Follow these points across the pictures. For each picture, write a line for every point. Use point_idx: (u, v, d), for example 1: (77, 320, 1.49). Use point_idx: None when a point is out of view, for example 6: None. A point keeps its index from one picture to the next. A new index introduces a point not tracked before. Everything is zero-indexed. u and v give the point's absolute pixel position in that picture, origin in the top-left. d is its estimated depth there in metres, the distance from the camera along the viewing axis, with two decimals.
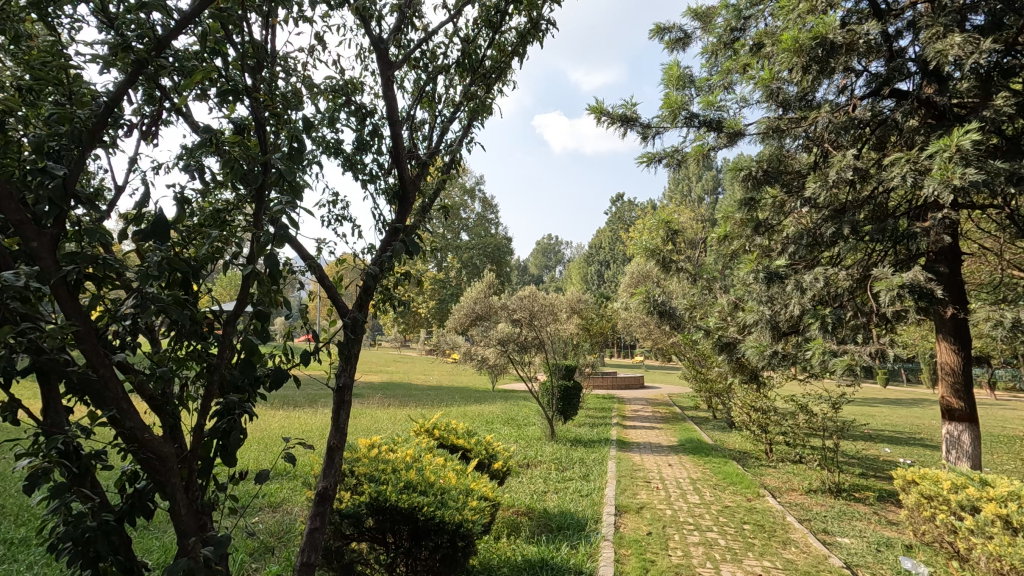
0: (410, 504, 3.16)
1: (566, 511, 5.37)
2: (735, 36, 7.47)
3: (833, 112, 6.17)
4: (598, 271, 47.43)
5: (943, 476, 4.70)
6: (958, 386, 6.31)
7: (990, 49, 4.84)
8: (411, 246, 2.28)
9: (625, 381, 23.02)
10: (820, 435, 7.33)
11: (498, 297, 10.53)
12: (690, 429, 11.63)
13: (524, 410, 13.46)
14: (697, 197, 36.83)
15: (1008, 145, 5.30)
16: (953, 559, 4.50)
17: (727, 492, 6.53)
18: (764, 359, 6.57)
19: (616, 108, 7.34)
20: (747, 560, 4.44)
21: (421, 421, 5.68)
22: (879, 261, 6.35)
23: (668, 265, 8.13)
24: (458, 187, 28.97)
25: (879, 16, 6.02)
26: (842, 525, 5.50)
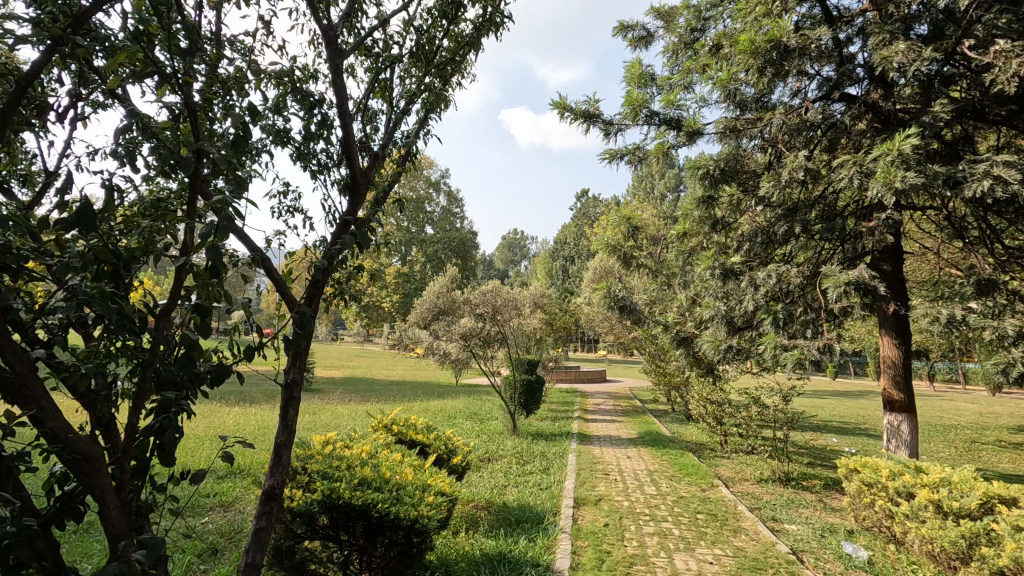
0: (364, 501, 3.11)
1: (525, 505, 5.41)
2: (695, 36, 7.62)
3: (787, 114, 6.39)
4: (562, 266, 47.78)
5: (882, 464, 4.96)
6: (898, 378, 6.62)
7: (929, 57, 5.09)
8: (361, 239, 2.24)
9: (587, 374, 23.33)
10: (771, 426, 7.61)
11: (460, 292, 10.49)
12: (649, 422, 11.90)
13: (487, 405, 13.47)
14: (660, 195, 37.48)
15: (947, 149, 5.58)
16: (890, 543, 4.73)
17: (682, 483, 6.70)
18: (719, 353, 6.78)
19: (579, 104, 7.41)
20: (699, 549, 4.57)
21: (380, 416, 5.60)
22: (827, 259, 6.62)
23: (629, 261, 8.26)
24: (423, 180, 28.71)
25: (830, 22, 6.23)
26: (790, 512, 5.71)
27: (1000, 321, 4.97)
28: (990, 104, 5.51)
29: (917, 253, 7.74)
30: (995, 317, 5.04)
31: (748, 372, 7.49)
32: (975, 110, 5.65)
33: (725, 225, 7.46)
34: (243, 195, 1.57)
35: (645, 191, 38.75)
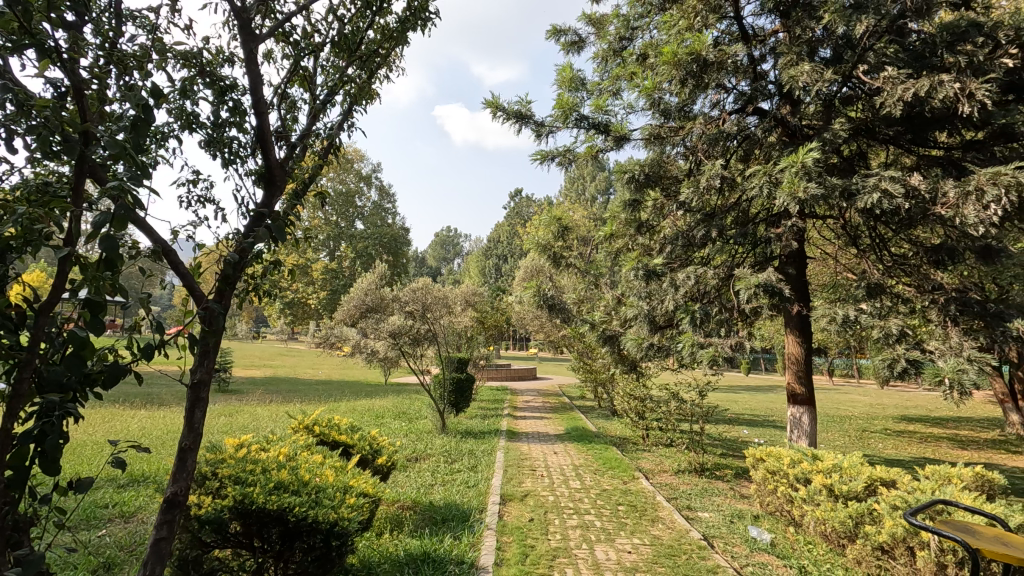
0: (279, 505, 2.99)
1: (451, 503, 5.40)
2: (623, 45, 7.92)
3: (707, 124, 6.76)
4: (495, 265, 47.98)
5: (784, 453, 5.36)
6: (801, 374, 7.16)
7: (829, 79, 5.56)
8: (276, 233, 2.16)
9: (518, 372, 23.55)
10: (688, 420, 8.02)
11: (389, 289, 10.27)
12: (576, 417, 12.21)
13: (416, 404, 13.29)
14: (592, 196, 38.46)
15: (843, 163, 6.11)
16: (790, 525, 5.12)
17: (605, 476, 6.93)
18: (642, 350, 7.10)
19: (511, 104, 7.48)
20: (619, 539, 4.75)
21: (301, 417, 5.40)
22: (740, 263, 7.06)
23: (558, 260, 8.45)
24: (353, 173, 27.94)
25: (746, 40, 6.64)
26: (703, 501, 6.05)
27: (886, 321, 5.51)
28: (880, 124, 6.09)
29: (818, 259, 8.42)
30: (881, 317, 5.58)
31: (668, 368, 7.84)
32: (867, 129, 6.23)
33: (649, 229, 7.77)
34: (144, 180, 1.48)
35: (577, 193, 39.67)
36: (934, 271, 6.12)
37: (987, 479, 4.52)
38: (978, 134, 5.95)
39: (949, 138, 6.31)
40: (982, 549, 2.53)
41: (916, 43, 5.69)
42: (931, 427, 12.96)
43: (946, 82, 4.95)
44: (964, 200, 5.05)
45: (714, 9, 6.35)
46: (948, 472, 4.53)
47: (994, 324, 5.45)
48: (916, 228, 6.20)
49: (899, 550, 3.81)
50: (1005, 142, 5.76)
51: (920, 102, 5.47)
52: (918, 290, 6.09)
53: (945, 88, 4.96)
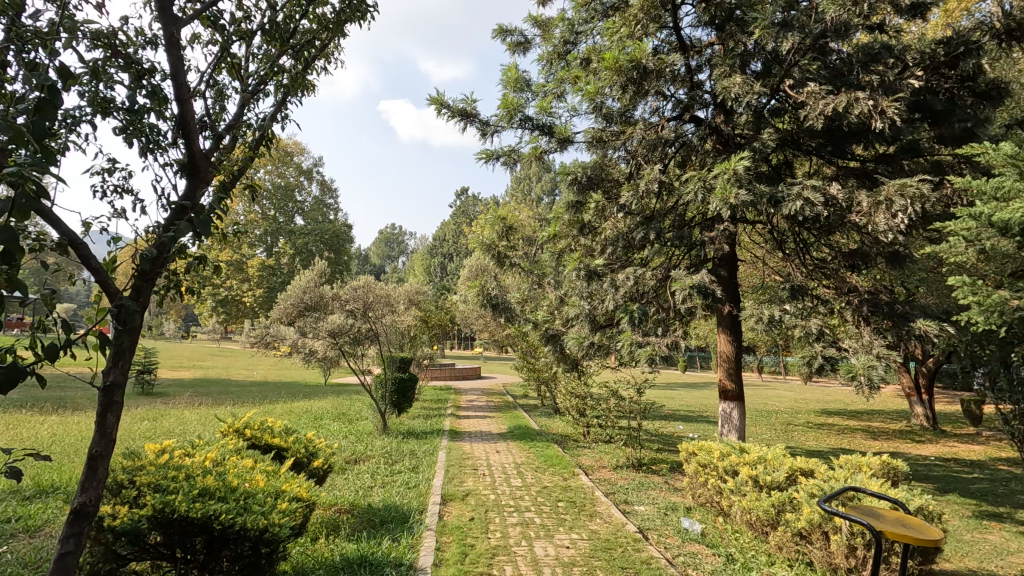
0: (204, 513, 2.85)
1: (391, 505, 5.32)
2: (568, 48, 8.04)
3: (646, 130, 6.97)
4: (440, 263, 47.54)
5: (715, 447, 5.61)
6: (731, 371, 7.51)
7: (759, 91, 5.86)
8: (200, 227, 2.06)
9: (462, 372, 23.46)
10: (627, 416, 8.25)
11: (329, 287, 9.98)
12: (519, 416, 12.32)
13: (356, 405, 12.99)
14: (537, 196, 38.82)
15: (771, 172, 6.46)
16: (719, 515, 5.37)
17: (546, 473, 7.03)
18: (582, 349, 7.24)
19: (456, 102, 7.45)
20: (558, 535, 4.83)
21: (232, 420, 5.16)
22: (676, 265, 7.34)
23: (502, 260, 8.49)
24: (293, 167, 26.95)
25: (684, 50, 6.91)
26: (639, 495, 6.25)
27: (807, 321, 5.88)
28: (804, 136, 6.48)
29: (749, 261, 8.86)
30: (803, 317, 5.95)
31: (608, 367, 8.04)
32: (793, 140, 6.62)
33: (592, 230, 7.94)
34: (49, 169, 1.38)
35: (522, 193, 39.95)
36: (850, 274, 6.57)
37: (892, 466, 4.91)
38: (889, 148, 6.44)
39: (865, 151, 6.79)
40: (886, 532, 2.74)
41: (836, 62, 6.09)
42: (847, 419, 13.92)
43: (862, 99, 5.33)
44: (876, 209, 5.46)
45: (654, 18, 6.61)
46: (859, 461, 4.89)
47: (900, 324, 5.92)
48: (835, 234, 6.65)
49: (815, 535, 4.08)
50: (911, 156, 6.27)
51: (839, 116, 5.86)
52: (836, 292, 6.53)
53: (860, 105, 5.34)
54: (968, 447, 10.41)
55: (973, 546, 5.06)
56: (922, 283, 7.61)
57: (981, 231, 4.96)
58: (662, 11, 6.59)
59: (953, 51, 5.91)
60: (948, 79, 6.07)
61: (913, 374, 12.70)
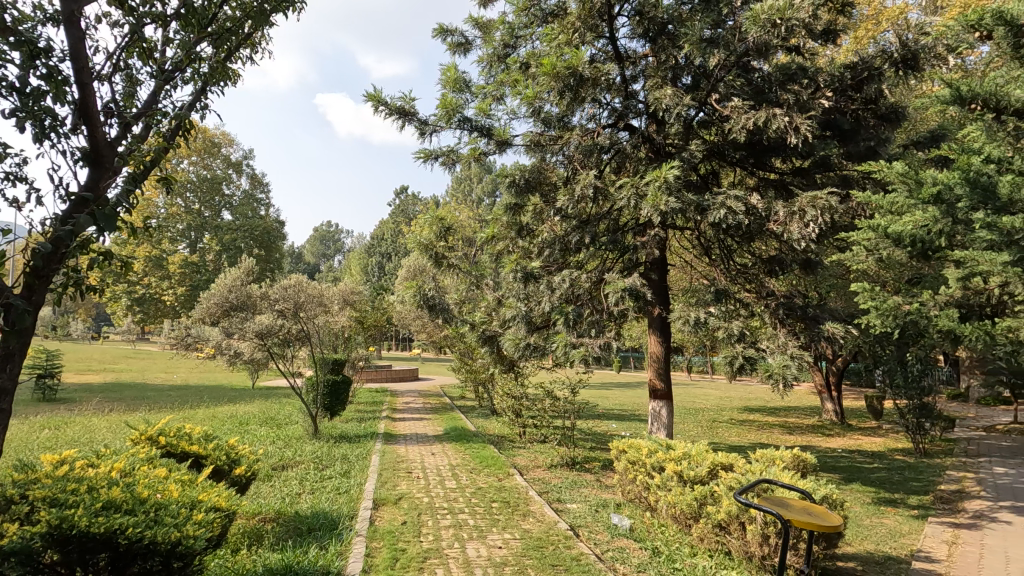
0: (107, 527, 2.66)
1: (319, 512, 5.15)
2: (508, 52, 8.13)
3: (583, 136, 7.14)
4: (378, 263, 46.47)
5: (643, 444, 5.82)
6: (661, 371, 7.81)
7: (688, 103, 6.14)
8: (102, 221, 1.94)
9: (399, 373, 23.04)
10: (562, 416, 8.39)
11: (257, 285, 9.53)
12: (455, 417, 12.26)
13: (286, 408, 12.47)
14: (478, 198, 38.73)
15: (698, 181, 6.78)
16: (646, 509, 5.57)
17: (481, 474, 7.04)
18: (519, 350, 7.30)
19: (394, 99, 7.33)
20: (491, 535, 4.84)
21: (144, 427, 4.83)
22: (610, 268, 7.56)
23: (440, 261, 8.42)
24: (221, 158, 25.58)
25: (619, 60, 7.14)
26: (572, 493, 6.38)
27: (729, 323, 6.21)
28: (729, 148, 6.85)
29: (678, 266, 9.23)
30: (726, 319, 6.29)
31: (543, 367, 8.16)
32: (718, 152, 6.98)
33: (529, 232, 8.03)
34: None
35: (464, 193, 39.77)
36: (768, 278, 7.02)
37: (802, 459, 5.27)
38: (804, 162, 6.92)
39: (783, 165, 7.25)
40: (793, 520, 2.93)
41: (758, 79, 6.48)
42: (766, 416, 14.81)
43: (780, 115, 5.70)
44: (791, 219, 5.85)
45: (591, 28, 6.79)
46: (773, 455, 5.21)
47: (811, 325, 6.37)
48: (755, 242, 7.07)
49: (732, 526, 4.32)
50: (823, 170, 6.76)
51: (759, 130, 6.24)
52: (756, 295, 6.94)
53: (778, 121, 5.71)
54: (870, 439, 11.31)
55: (871, 530, 5.51)
56: (831, 289, 8.21)
57: (879, 241, 5.42)
58: (599, 21, 6.78)
59: (859, 76, 6.41)
60: (854, 102, 6.55)
61: (824, 372, 13.66)
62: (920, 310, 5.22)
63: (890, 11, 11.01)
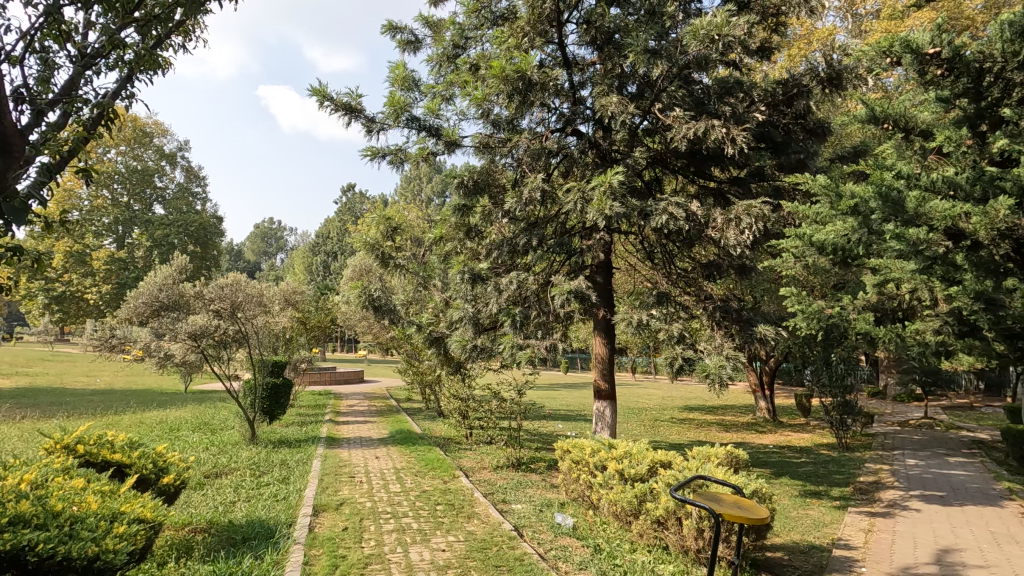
0: (15, 544, 2.46)
1: (255, 520, 4.96)
2: (458, 52, 8.10)
3: (531, 140, 7.23)
4: (323, 262, 45.17)
5: (587, 444, 5.93)
6: (605, 372, 7.98)
7: (633, 111, 6.33)
8: (13, 213, 1.87)
9: (343, 375, 22.47)
10: (508, 417, 8.43)
11: (191, 284, 9.07)
12: (402, 420, 12.07)
13: (221, 413, 11.94)
14: (427, 197, 38.28)
15: (642, 187, 6.99)
16: (589, 508, 5.68)
17: (427, 477, 6.97)
18: (466, 352, 7.29)
19: (340, 95, 7.17)
20: (435, 538, 4.80)
21: (59, 435, 4.50)
22: (557, 270, 7.68)
23: (387, 261, 8.30)
24: (152, 149, 24.20)
25: (567, 66, 7.27)
26: (517, 493, 6.43)
27: (670, 325, 6.44)
28: (671, 156, 7.11)
29: (624, 269, 9.47)
30: (666, 321, 6.51)
31: (490, 368, 8.18)
32: (661, 159, 7.23)
33: (478, 233, 8.04)
34: None
35: (413, 193, 39.25)
36: (706, 282, 7.32)
37: (735, 455, 5.52)
38: (740, 172, 7.26)
39: (721, 174, 7.59)
40: (724, 514, 3.07)
41: (698, 91, 6.74)
42: (705, 414, 15.41)
43: (717, 127, 5.96)
44: (728, 225, 6.12)
45: (540, 33, 6.90)
46: (708, 452, 5.44)
47: (745, 328, 6.70)
48: (695, 247, 7.35)
49: (670, 521, 4.48)
50: (757, 180, 7.11)
51: (700, 140, 6.50)
52: (695, 298, 7.23)
53: (716, 132, 5.97)
54: (799, 435, 11.97)
55: (798, 521, 5.84)
56: (765, 293, 8.65)
57: (806, 248, 5.76)
58: (548, 27, 6.88)
59: (789, 92, 6.79)
60: (785, 116, 6.94)
61: (758, 372, 14.35)
62: (841, 314, 5.58)
63: (821, 32, 11.75)
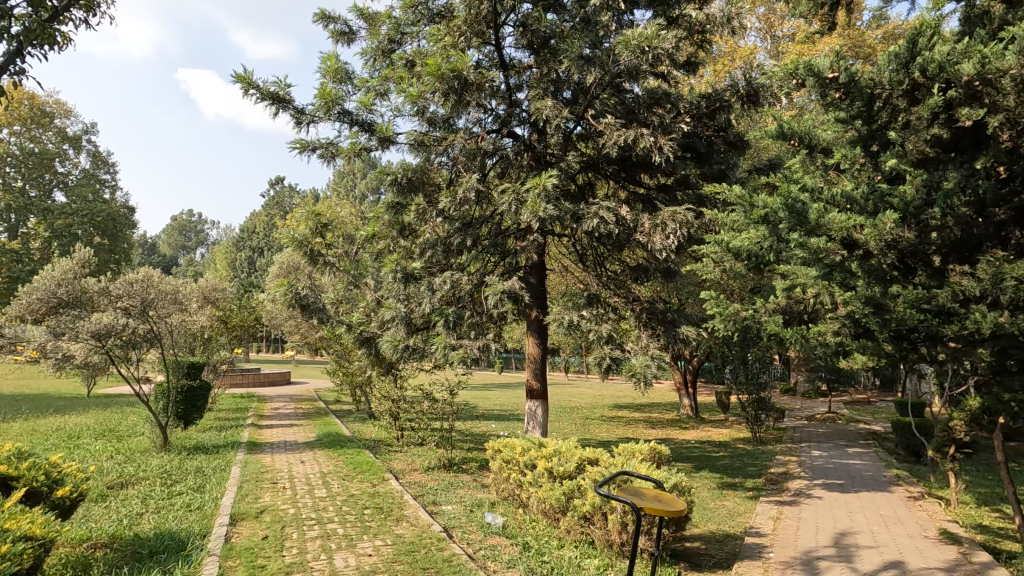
0: None
1: (164, 533, 4.65)
2: (393, 47, 7.94)
3: (466, 140, 7.21)
4: (248, 258, 42.99)
5: (517, 443, 5.99)
6: (537, 372, 8.08)
7: (566, 116, 6.46)
8: None
9: (268, 377, 21.47)
10: (440, 418, 8.36)
11: (96, 278, 8.37)
12: (330, 422, 11.69)
13: (128, 418, 11.08)
14: (361, 194, 37.25)
15: (575, 191, 7.14)
16: (519, 506, 5.75)
17: (354, 481, 6.79)
18: (397, 352, 7.16)
19: (267, 84, 6.85)
20: (361, 543, 4.69)
21: None
22: (490, 271, 7.72)
23: (315, 258, 8.00)
24: (53, 130, 22.11)
25: (503, 68, 7.32)
26: (448, 494, 6.39)
27: (599, 325, 6.63)
28: (603, 161, 7.33)
29: (557, 271, 9.64)
30: (596, 322, 6.69)
31: (422, 369, 8.08)
32: (594, 164, 7.42)
33: (411, 232, 7.92)
34: None
35: (346, 189, 38.12)
36: (634, 284, 7.59)
37: (658, 451, 5.75)
38: (667, 179, 7.58)
39: (650, 181, 7.89)
40: (645, 507, 3.19)
41: (629, 99, 6.97)
42: (633, 411, 15.98)
43: (646, 135, 6.19)
44: (654, 230, 6.38)
45: (477, 33, 6.92)
46: (633, 448, 5.64)
47: (670, 328, 7.00)
48: (624, 251, 7.60)
49: (596, 517, 4.61)
50: (682, 188, 7.45)
51: (630, 147, 6.73)
52: (624, 300, 7.48)
53: (644, 140, 6.21)
54: (718, 431, 12.66)
55: (715, 512, 6.17)
56: (689, 295, 9.07)
57: (724, 254, 6.10)
58: (485, 28, 6.92)
59: (712, 106, 7.16)
60: (709, 128, 7.31)
61: (683, 370, 15.05)
62: (754, 316, 5.96)
63: (743, 51, 12.48)
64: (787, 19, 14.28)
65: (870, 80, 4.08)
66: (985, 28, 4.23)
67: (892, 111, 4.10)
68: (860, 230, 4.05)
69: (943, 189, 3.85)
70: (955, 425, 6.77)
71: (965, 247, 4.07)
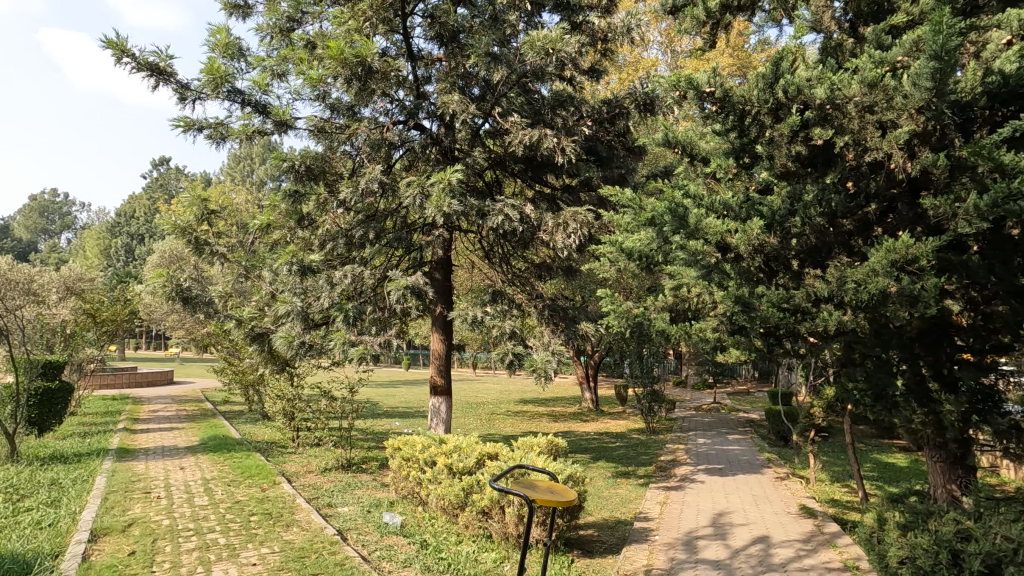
0: None
1: (5, 556, 4.07)
2: (292, 26, 7.49)
3: (372, 129, 6.98)
4: (125, 246, 38.78)
5: (417, 440, 5.91)
6: (442, 367, 8.00)
7: (473, 112, 6.46)
8: None
9: (145, 377, 19.52)
10: (339, 417, 8.06)
11: None
12: (217, 425, 10.86)
13: None
14: (259, 180, 34.83)
15: (481, 188, 7.16)
16: (418, 504, 5.68)
17: (241, 486, 6.35)
18: (292, 349, 6.77)
19: (144, 54, 6.21)
20: (244, 552, 4.40)
21: None
22: (395, 265, 7.56)
23: (201, 247, 7.32)
24: None
25: (410, 58, 7.16)
26: (345, 495, 6.18)
27: (502, 321, 6.70)
28: (509, 159, 7.43)
29: (464, 267, 9.63)
30: (499, 318, 6.75)
31: (320, 366, 7.73)
32: (500, 161, 7.49)
33: (310, 223, 7.55)
34: None
35: (241, 175, 35.51)
36: (537, 281, 7.75)
37: (555, 444, 5.92)
38: (571, 180, 7.83)
39: (554, 181, 8.10)
40: (537, 500, 3.25)
41: (536, 100, 7.09)
42: (537, 406, 16.36)
43: (549, 136, 6.35)
44: (556, 229, 6.55)
45: (383, 20, 6.70)
46: (531, 442, 5.75)
47: (569, 325, 7.24)
48: (529, 248, 7.75)
49: (493, 510, 4.67)
50: (586, 190, 7.72)
51: (534, 147, 6.86)
52: (527, 296, 7.62)
53: (548, 140, 6.36)
54: (615, 422, 13.31)
55: (608, 500, 6.47)
56: (590, 293, 9.43)
57: (619, 254, 6.39)
58: (392, 15, 6.73)
59: (612, 111, 7.49)
60: (609, 133, 7.63)
61: (585, 365, 15.62)
62: (646, 313, 6.31)
63: (645, 62, 13.11)
64: (685, 36, 15.23)
65: (742, 96, 4.33)
66: (838, 58, 4.77)
67: (761, 126, 4.42)
68: (733, 235, 4.42)
69: (803, 201, 4.34)
70: (815, 411, 7.61)
71: (818, 253, 4.55)
